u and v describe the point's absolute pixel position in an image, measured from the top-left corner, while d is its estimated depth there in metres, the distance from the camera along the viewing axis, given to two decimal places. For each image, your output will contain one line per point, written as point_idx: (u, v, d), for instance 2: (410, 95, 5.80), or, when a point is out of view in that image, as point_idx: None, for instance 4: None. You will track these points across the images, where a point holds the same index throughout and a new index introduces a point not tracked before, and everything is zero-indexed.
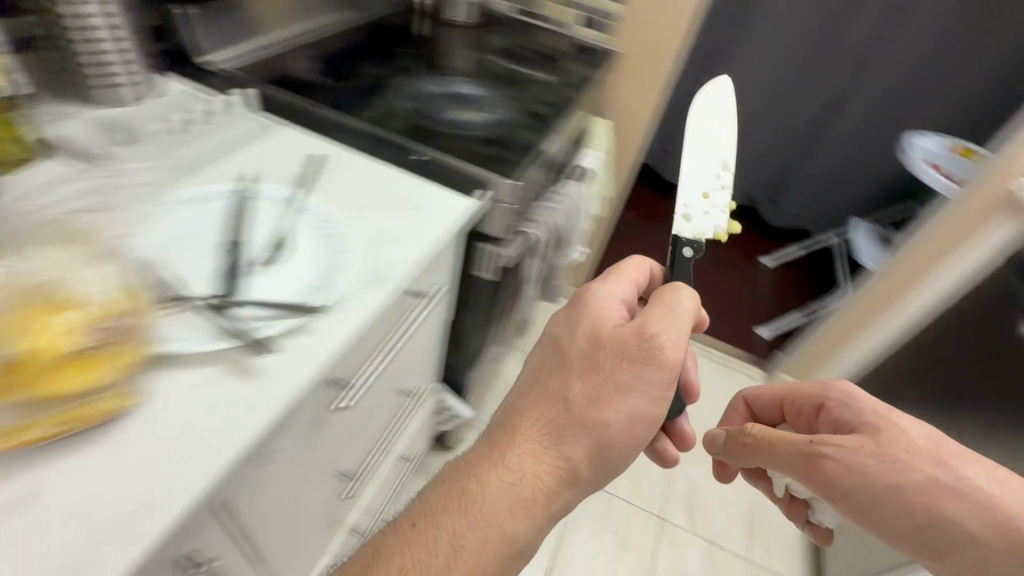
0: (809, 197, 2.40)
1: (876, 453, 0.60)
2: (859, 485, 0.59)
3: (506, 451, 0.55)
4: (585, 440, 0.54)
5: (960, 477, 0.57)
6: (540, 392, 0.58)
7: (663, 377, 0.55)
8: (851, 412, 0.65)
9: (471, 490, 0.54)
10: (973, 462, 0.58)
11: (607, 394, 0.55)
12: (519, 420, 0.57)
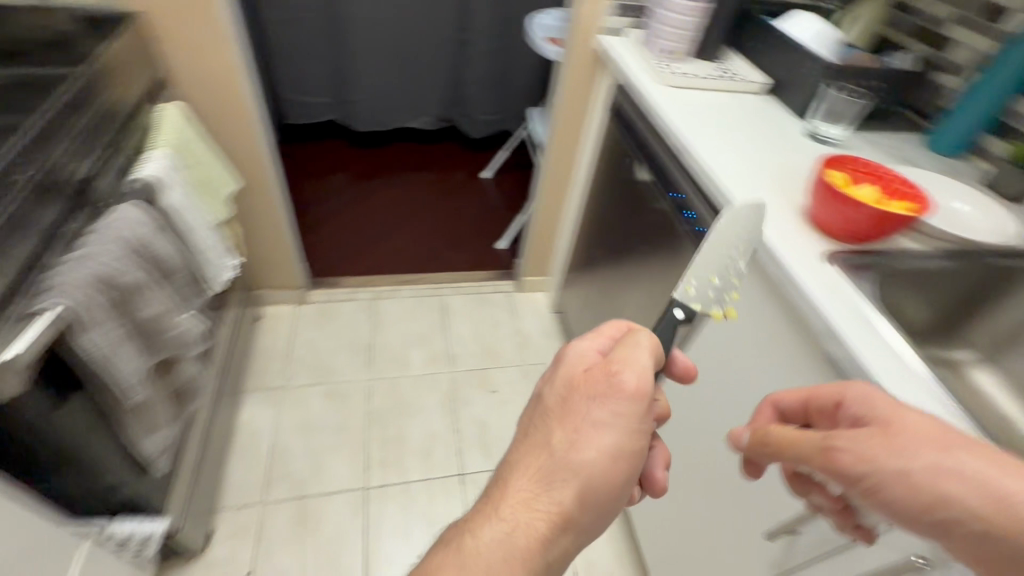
0: (487, 104, 2.43)
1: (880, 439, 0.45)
2: (883, 487, 0.44)
3: (507, 499, 0.49)
4: (573, 482, 0.48)
5: (962, 462, 0.41)
6: (532, 436, 0.52)
7: (626, 415, 0.49)
8: (872, 407, 0.49)
9: (478, 547, 0.46)
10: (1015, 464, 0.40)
11: (595, 435, 0.49)
12: (521, 465, 0.50)
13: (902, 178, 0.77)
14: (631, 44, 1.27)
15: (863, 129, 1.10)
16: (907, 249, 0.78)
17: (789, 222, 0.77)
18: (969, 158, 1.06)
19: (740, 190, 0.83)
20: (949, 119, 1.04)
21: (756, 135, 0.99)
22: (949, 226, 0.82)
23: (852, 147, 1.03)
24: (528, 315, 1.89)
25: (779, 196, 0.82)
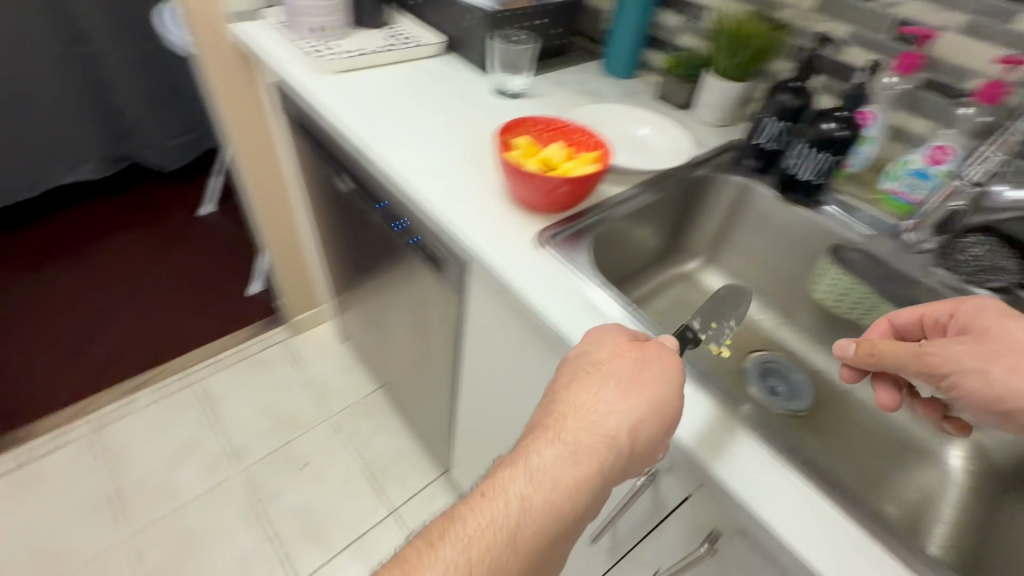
0: (162, 127, 1.93)
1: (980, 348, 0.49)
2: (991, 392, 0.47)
3: (567, 425, 0.48)
4: (630, 412, 0.47)
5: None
6: (579, 377, 0.50)
7: (666, 389, 0.49)
8: (984, 316, 0.51)
9: (541, 466, 0.45)
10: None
11: (642, 392, 0.48)
12: (579, 400, 0.49)
13: (585, 130, 0.73)
14: (275, 31, 1.03)
15: (547, 71, 1.07)
16: (610, 195, 0.75)
17: (491, 212, 0.68)
18: (642, 73, 1.11)
19: (432, 187, 0.70)
20: (614, 39, 1.05)
21: (441, 108, 0.87)
22: (639, 157, 0.82)
23: (540, 94, 0.99)
24: (317, 359, 1.62)
25: (475, 182, 0.72)
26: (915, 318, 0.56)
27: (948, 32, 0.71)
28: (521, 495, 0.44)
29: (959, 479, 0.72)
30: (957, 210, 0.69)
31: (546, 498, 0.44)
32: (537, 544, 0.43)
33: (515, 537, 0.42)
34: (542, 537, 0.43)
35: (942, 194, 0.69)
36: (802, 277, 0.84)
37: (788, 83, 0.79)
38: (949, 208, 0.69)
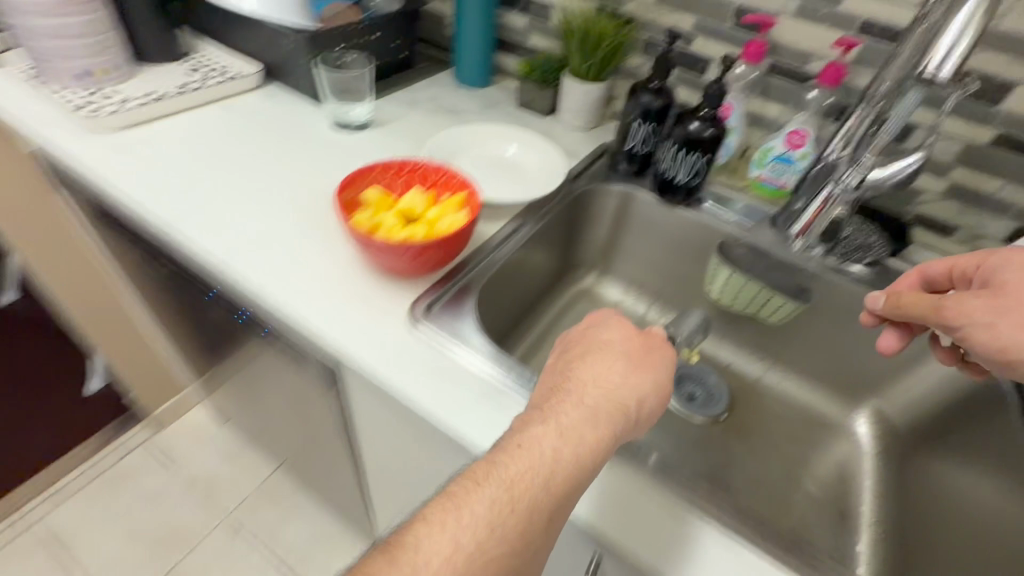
0: None
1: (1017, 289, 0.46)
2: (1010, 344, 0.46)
3: (587, 391, 0.47)
4: (642, 384, 0.49)
5: None
6: (590, 350, 0.51)
7: (666, 368, 0.51)
8: (1006, 270, 0.50)
9: (567, 414, 0.45)
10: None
11: (649, 367, 0.50)
12: (594, 362, 0.49)
13: (444, 168, 0.62)
14: (27, 87, 0.79)
15: (393, 91, 0.94)
16: (488, 234, 0.67)
17: (352, 294, 0.57)
18: (499, 79, 1.02)
19: (272, 278, 0.57)
20: (460, 47, 0.95)
21: (272, 162, 0.73)
22: (511, 183, 0.74)
23: (389, 119, 0.86)
24: (195, 453, 1.36)
25: (327, 256, 0.60)
26: (944, 269, 0.56)
27: (782, 17, 0.71)
28: (552, 448, 0.42)
29: (867, 445, 0.75)
30: (836, 217, 0.67)
31: (575, 444, 0.43)
32: (566, 492, 0.42)
33: (551, 483, 0.41)
34: (569, 487, 0.42)
35: (818, 202, 0.67)
36: (697, 276, 0.82)
37: (648, 82, 0.75)
38: (829, 217, 0.67)
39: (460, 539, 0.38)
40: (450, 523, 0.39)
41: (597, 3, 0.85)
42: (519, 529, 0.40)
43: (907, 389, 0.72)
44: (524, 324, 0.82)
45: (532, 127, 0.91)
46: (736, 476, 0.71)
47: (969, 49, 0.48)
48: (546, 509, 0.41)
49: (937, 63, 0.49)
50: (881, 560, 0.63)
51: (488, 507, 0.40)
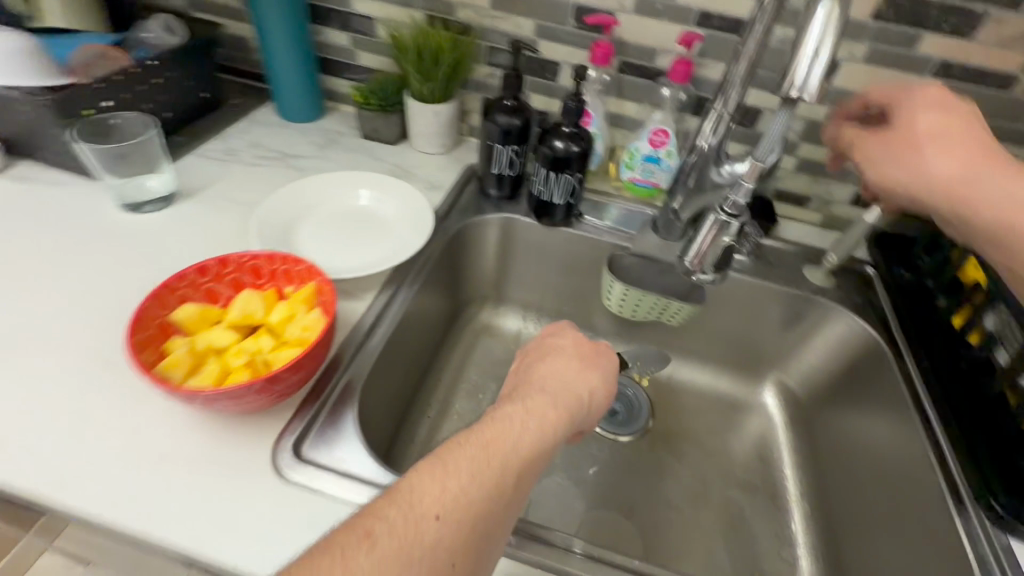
0: None
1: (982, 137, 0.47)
2: (948, 188, 0.47)
3: (547, 382, 0.51)
4: (594, 376, 0.54)
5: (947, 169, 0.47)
6: (546, 352, 0.56)
7: (611, 370, 0.56)
8: (919, 106, 0.49)
9: (532, 396, 0.48)
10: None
11: (597, 365, 0.55)
12: (549, 363, 0.54)
13: (282, 255, 0.50)
14: None
15: (202, 144, 0.77)
16: (357, 316, 0.56)
17: (194, 458, 0.43)
18: (333, 107, 0.89)
19: (73, 468, 0.42)
20: (275, 78, 0.80)
21: (44, 285, 0.55)
22: (373, 245, 0.63)
23: (202, 185, 0.69)
24: None
25: (150, 413, 0.46)
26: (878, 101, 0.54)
27: (621, 14, 0.68)
28: (521, 421, 0.45)
29: (777, 416, 0.77)
30: (728, 246, 0.55)
31: (542, 416, 0.46)
32: (533, 460, 0.43)
33: (520, 450, 0.43)
34: (537, 454, 0.44)
35: (710, 232, 0.55)
36: (593, 289, 0.79)
37: (502, 99, 0.67)
38: (720, 247, 0.55)
39: (450, 486, 0.38)
40: (442, 473, 0.39)
41: (424, 12, 0.74)
42: (494, 484, 0.40)
43: (801, 359, 0.75)
44: (425, 388, 0.72)
45: (384, 160, 0.79)
46: (674, 488, 0.69)
47: (833, 56, 0.39)
48: (522, 468, 0.42)
49: (793, 87, 0.40)
50: (815, 535, 0.66)
51: (472, 461, 0.40)
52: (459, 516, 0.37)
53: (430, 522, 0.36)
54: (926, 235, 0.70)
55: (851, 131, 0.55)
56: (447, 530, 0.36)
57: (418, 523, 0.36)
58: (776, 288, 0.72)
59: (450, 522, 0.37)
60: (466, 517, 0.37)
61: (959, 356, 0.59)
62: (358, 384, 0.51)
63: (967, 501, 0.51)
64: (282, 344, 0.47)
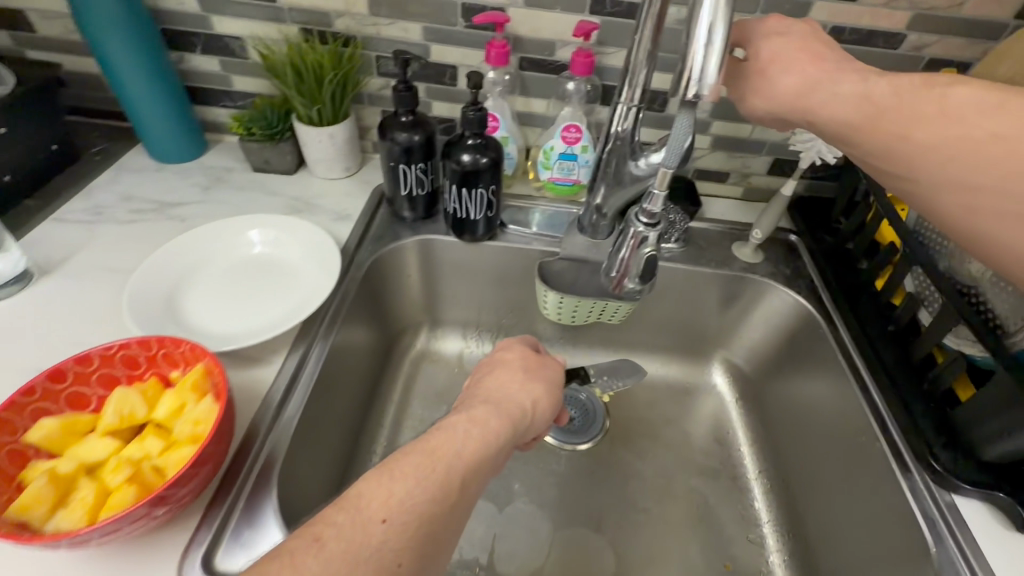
0: None
1: (831, 51, 0.41)
2: (801, 104, 0.41)
3: (491, 392, 0.49)
4: (536, 387, 0.51)
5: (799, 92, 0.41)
6: (488, 367, 0.53)
7: (557, 380, 0.54)
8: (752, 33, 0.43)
9: (475, 404, 0.46)
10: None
11: (542, 376, 0.52)
12: (495, 372, 0.52)
13: (156, 339, 0.43)
14: None
15: (61, 206, 0.66)
16: (268, 384, 0.50)
17: None
18: (217, 140, 0.79)
19: None
20: (138, 118, 0.70)
21: None
22: (278, 297, 0.57)
23: (64, 257, 0.60)
24: None
25: (29, 554, 0.39)
26: None
27: (511, 10, 0.63)
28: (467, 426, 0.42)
29: (727, 394, 0.77)
30: (651, 257, 0.44)
31: (491, 420, 0.44)
32: (481, 462, 0.40)
33: (468, 453, 0.40)
34: (484, 458, 0.41)
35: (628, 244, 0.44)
36: (529, 298, 0.75)
37: (399, 114, 0.61)
38: (641, 261, 0.44)
39: (398, 489, 0.35)
40: (388, 479, 0.36)
41: (297, 25, 0.67)
42: (444, 484, 0.37)
43: (744, 336, 0.75)
44: (366, 434, 0.67)
45: (282, 195, 0.72)
46: (638, 489, 0.68)
47: (725, 41, 0.34)
48: (473, 468, 0.40)
49: (688, 92, 0.36)
50: (779, 510, 0.65)
51: (419, 466, 0.37)
52: (408, 517, 0.34)
53: (376, 525, 0.33)
54: (840, 199, 0.71)
55: None
56: (395, 533, 0.34)
57: (364, 528, 0.33)
58: (709, 272, 0.71)
59: (398, 525, 0.34)
60: (415, 520, 0.35)
61: (886, 318, 0.60)
62: (279, 463, 0.45)
63: (910, 462, 0.51)
64: (171, 445, 0.40)
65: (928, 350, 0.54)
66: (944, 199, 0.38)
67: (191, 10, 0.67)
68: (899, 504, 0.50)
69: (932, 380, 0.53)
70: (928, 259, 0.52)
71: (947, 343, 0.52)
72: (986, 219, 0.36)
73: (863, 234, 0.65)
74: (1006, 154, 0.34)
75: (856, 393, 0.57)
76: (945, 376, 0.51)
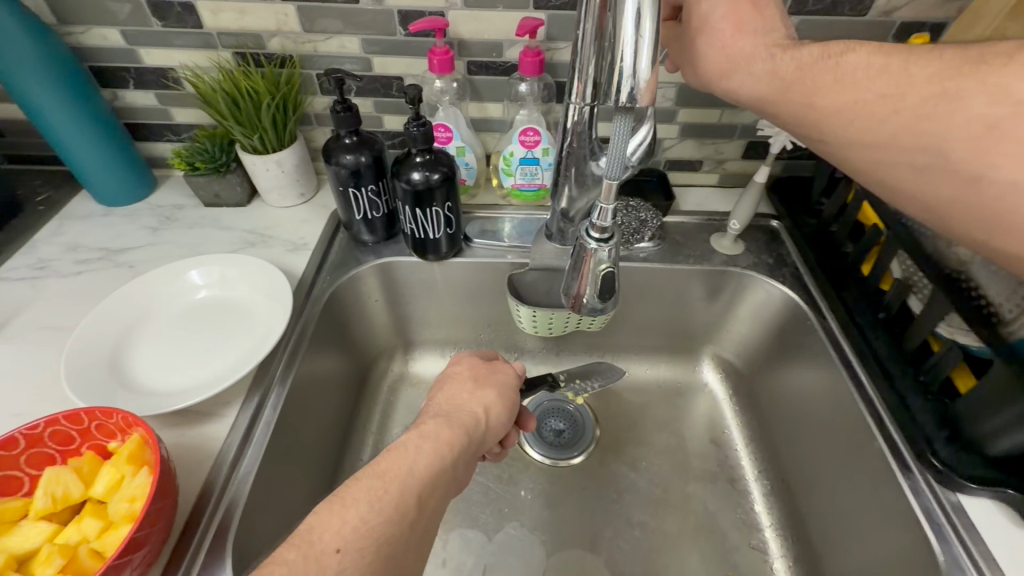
0: None
1: (756, 16, 0.40)
2: (726, 82, 0.42)
3: (445, 402, 0.46)
4: (487, 394, 0.48)
5: (728, 71, 0.41)
6: (443, 377, 0.50)
7: (511, 382, 0.51)
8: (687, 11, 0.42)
9: (427, 420, 0.43)
10: (976, 80, 0.31)
11: (495, 382, 0.50)
12: (446, 381, 0.49)
13: (86, 412, 0.40)
14: None
15: (3, 263, 0.63)
16: (220, 442, 0.48)
17: None
18: (167, 176, 0.76)
19: None
20: (75, 165, 0.66)
21: None
22: (231, 343, 0.54)
23: (5, 319, 0.57)
24: None
25: None
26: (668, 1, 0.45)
27: (451, 13, 0.59)
28: (420, 439, 0.41)
29: (719, 391, 0.72)
30: (609, 273, 0.42)
31: (443, 429, 0.42)
32: (439, 475, 0.39)
33: (424, 468, 0.38)
34: (441, 471, 0.39)
35: (584, 270, 0.41)
36: (505, 311, 0.72)
37: (342, 137, 0.58)
38: (598, 277, 0.41)
39: (350, 517, 0.34)
40: (339, 508, 0.34)
41: (229, 50, 0.63)
42: (400, 505, 0.36)
43: (732, 331, 0.72)
44: (343, 472, 0.63)
45: (235, 228, 0.69)
46: (633, 502, 0.64)
47: (655, 32, 0.32)
48: (430, 483, 0.38)
49: (623, 92, 0.33)
50: (781, 513, 0.61)
51: (370, 491, 0.35)
52: (365, 543, 0.33)
53: (330, 557, 0.32)
54: (820, 178, 0.67)
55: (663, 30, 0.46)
56: (352, 561, 0.32)
57: (317, 560, 0.31)
58: (689, 269, 0.67)
59: (354, 553, 0.33)
60: (372, 545, 0.33)
61: (876, 305, 0.57)
62: (234, 524, 0.43)
63: (909, 461, 0.48)
64: (111, 523, 0.38)
65: (923, 338, 0.50)
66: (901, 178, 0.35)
67: (117, 44, 0.63)
68: (901, 505, 0.47)
69: (930, 370, 0.49)
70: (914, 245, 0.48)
71: (938, 331, 0.48)
72: (944, 182, 0.33)
73: (846, 216, 0.62)
74: (892, 111, 0.35)
75: (849, 387, 0.54)
76: (940, 366, 0.48)
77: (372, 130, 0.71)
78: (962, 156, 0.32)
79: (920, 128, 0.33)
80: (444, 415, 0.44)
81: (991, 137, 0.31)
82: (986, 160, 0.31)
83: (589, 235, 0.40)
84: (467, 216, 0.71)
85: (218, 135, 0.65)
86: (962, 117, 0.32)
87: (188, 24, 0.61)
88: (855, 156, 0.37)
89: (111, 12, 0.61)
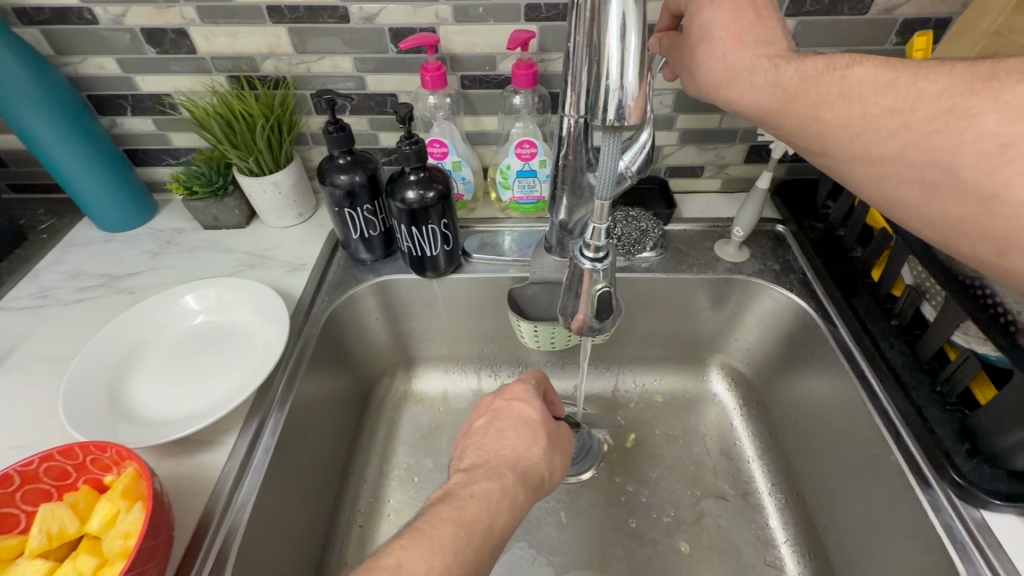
0: None
1: (758, 25, 0.39)
2: (725, 92, 0.40)
3: (520, 450, 0.43)
4: (553, 455, 0.45)
5: (725, 84, 0.40)
6: (516, 415, 0.46)
7: (570, 447, 0.48)
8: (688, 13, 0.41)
9: (501, 465, 0.41)
10: (988, 97, 0.30)
11: (558, 441, 0.46)
12: (513, 419, 0.46)
13: (79, 448, 0.40)
14: None
15: (6, 293, 0.64)
16: (218, 471, 0.47)
17: None
18: (168, 200, 0.77)
19: None
20: (106, 194, 0.68)
21: None
22: (229, 370, 0.53)
23: (7, 350, 0.57)
24: None
25: None
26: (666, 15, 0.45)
27: (443, 28, 0.59)
28: (501, 493, 0.39)
29: (729, 401, 0.71)
30: (605, 292, 0.43)
31: (520, 488, 0.41)
32: (507, 538, 0.39)
33: (501, 529, 0.38)
34: (510, 532, 0.39)
35: (579, 278, 0.43)
36: (508, 325, 0.70)
37: (338, 159, 0.58)
38: (594, 296, 0.43)
39: (437, 562, 0.33)
40: (427, 552, 0.33)
41: (224, 74, 0.64)
42: (477, 564, 0.35)
43: (740, 339, 0.70)
44: (347, 494, 0.62)
45: (235, 250, 0.69)
46: (645, 521, 0.62)
47: (640, 47, 0.32)
48: (502, 538, 0.38)
49: (610, 108, 0.33)
50: (797, 527, 0.59)
51: (455, 538, 0.35)
52: None
53: None
54: (826, 181, 0.66)
55: (662, 42, 0.45)
56: None
57: None
58: (693, 278, 0.65)
59: None
60: None
61: (890, 312, 0.55)
62: (233, 553, 0.43)
63: (929, 476, 0.46)
64: (106, 560, 0.37)
65: (939, 347, 0.48)
66: (910, 193, 0.34)
67: (113, 73, 0.64)
68: (922, 523, 0.45)
69: (948, 380, 0.48)
70: (926, 251, 0.46)
71: (955, 340, 0.47)
72: (953, 195, 0.32)
73: (853, 220, 0.60)
74: (901, 126, 0.33)
75: (862, 397, 0.52)
76: (957, 376, 0.47)
77: (367, 147, 0.71)
78: (972, 175, 0.30)
79: (930, 145, 0.32)
80: (517, 460, 0.42)
81: (1005, 155, 0.29)
82: (1002, 176, 0.29)
83: (584, 255, 0.42)
84: (466, 231, 0.70)
85: (215, 158, 0.65)
86: (974, 135, 0.30)
87: (183, 50, 0.61)
88: (861, 172, 0.36)
89: (107, 42, 0.61)
